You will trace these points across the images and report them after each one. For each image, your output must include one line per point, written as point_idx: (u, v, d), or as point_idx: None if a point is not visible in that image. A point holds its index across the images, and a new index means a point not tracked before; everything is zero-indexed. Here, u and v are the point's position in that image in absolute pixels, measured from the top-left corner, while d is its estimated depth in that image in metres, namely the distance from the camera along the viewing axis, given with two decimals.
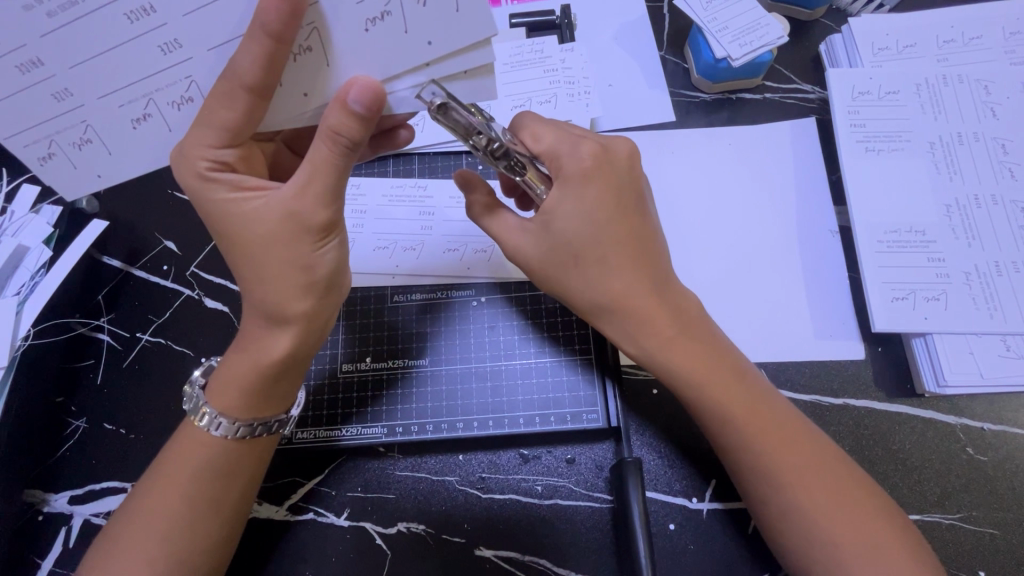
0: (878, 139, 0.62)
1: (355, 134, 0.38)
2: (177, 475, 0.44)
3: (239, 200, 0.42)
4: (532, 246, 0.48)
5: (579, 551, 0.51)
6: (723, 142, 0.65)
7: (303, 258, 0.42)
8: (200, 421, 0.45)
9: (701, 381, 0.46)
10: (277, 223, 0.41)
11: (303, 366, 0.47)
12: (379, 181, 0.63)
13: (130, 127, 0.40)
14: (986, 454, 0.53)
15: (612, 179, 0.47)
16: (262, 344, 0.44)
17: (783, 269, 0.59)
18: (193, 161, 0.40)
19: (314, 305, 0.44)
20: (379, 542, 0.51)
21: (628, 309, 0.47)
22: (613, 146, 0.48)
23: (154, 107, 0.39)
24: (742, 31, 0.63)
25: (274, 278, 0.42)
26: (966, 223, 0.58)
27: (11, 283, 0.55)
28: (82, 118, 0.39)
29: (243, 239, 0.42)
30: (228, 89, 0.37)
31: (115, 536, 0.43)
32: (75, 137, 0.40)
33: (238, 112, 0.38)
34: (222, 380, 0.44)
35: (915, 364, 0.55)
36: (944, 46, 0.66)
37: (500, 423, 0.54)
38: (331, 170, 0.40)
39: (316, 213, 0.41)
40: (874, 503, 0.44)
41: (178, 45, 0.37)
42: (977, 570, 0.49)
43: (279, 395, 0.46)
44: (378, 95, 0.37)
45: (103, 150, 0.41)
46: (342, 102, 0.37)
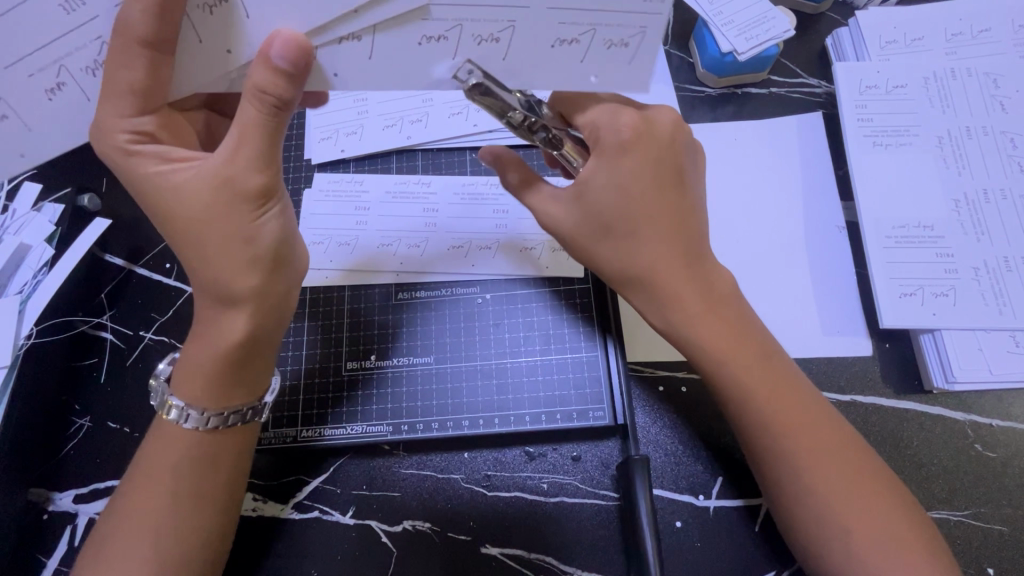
0: (887, 133, 0.61)
1: (283, 92, 0.38)
2: (159, 472, 0.44)
3: (165, 172, 0.41)
4: (564, 215, 0.48)
5: (586, 548, 0.50)
6: (729, 136, 0.64)
7: (244, 228, 0.41)
8: (167, 414, 0.45)
9: (729, 358, 0.46)
10: (211, 193, 0.40)
11: (267, 350, 0.46)
12: (382, 177, 0.63)
13: (94, 103, 0.39)
14: (995, 451, 0.52)
15: (650, 152, 0.45)
16: (217, 326, 0.43)
17: (790, 265, 0.59)
18: (112, 136, 0.40)
19: (262, 279, 0.43)
20: (384, 540, 0.51)
21: (655, 284, 0.46)
22: (658, 117, 0.46)
23: (65, 75, 0.39)
24: (748, 24, 0.62)
25: (216, 251, 0.41)
26: (974, 218, 0.58)
27: (13, 282, 0.55)
28: (43, 92, 0.38)
29: (175, 213, 0.41)
30: (176, 57, 0.37)
31: (108, 536, 0.43)
32: (33, 108, 0.39)
33: (141, 72, 0.38)
34: (184, 370, 0.44)
35: (924, 360, 0.55)
36: (953, 40, 0.65)
37: (505, 421, 0.54)
38: (260, 132, 0.39)
39: (250, 179, 0.40)
40: (891, 496, 0.44)
41: (151, 20, 0.36)
42: (987, 567, 0.49)
43: (248, 383, 0.45)
44: (301, 46, 0.37)
45: (24, 125, 0.40)
46: (263, 58, 0.37)
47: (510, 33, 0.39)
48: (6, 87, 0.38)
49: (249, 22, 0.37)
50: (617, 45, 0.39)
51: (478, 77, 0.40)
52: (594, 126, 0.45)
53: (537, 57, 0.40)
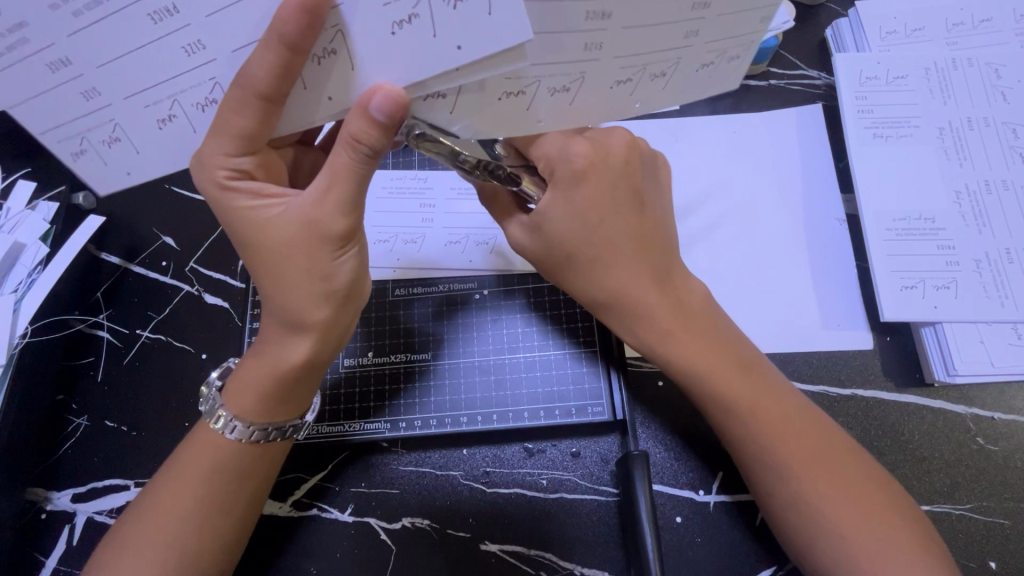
0: (887, 125, 0.61)
1: (375, 142, 0.38)
2: (188, 473, 0.44)
3: (260, 209, 0.42)
4: (529, 244, 0.48)
5: (586, 545, 0.50)
6: (728, 130, 0.64)
7: (320, 267, 0.41)
8: (216, 423, 0.44)
9: (705, 374, 0.46)
10: (297, 232, 0.41)
11: (321, 373, 0.46)
12: (378, 173, 0.62)
13: (156, 126, 0.38)
14: (996, 444, 0.52)
15: (607, 178, 0.45)
16: (280, 350, 0.43)
17: (792, 259, 0.58)
18: (211, 171, 0.41)
19: (331, 314, 0.43)
20: (384, 537, 0.51)
21: (629, 309, 0.47)
22: (607, 141, 0.46)
23: (180, 107, 0.38)
24: None
25: (295, 285, 0.42)
26: (977, 210, 0.57)
27: (9, 279, 0.53)
28: (110, 117, 0.37)
29: (266, 244, 0.42)
30: (241, 96, 0.36)
31: (127, 533, 0.43)
32: (103, 135, 0.38)
33: (248, 119, 0.38)
34: (238, 384, 0.44)
35: (925, 353, 0.54)
36: (954, 29, 0.64)
37: (503, 417, 0.53)
38: (353, 177, 0.39)
39: (336, 222, 0.40)
40: (886, 495, 0.43)
41: (201, 45, 0.35)
42: (987, 560, 0.49)
43: (297, 402, 0.45)
44: (402, 105, 0.36)
45: (130, 148, 0.39)
46: (364, 109, 0.36)
47: (665, 68, 0.39)
48: (116, 117, 0.37)
49: (354, 74, 0.36)
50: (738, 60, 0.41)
51: (420, 128, 0.40)
52: (546, 159, 0.45)
53: (630, 91, 0.41)
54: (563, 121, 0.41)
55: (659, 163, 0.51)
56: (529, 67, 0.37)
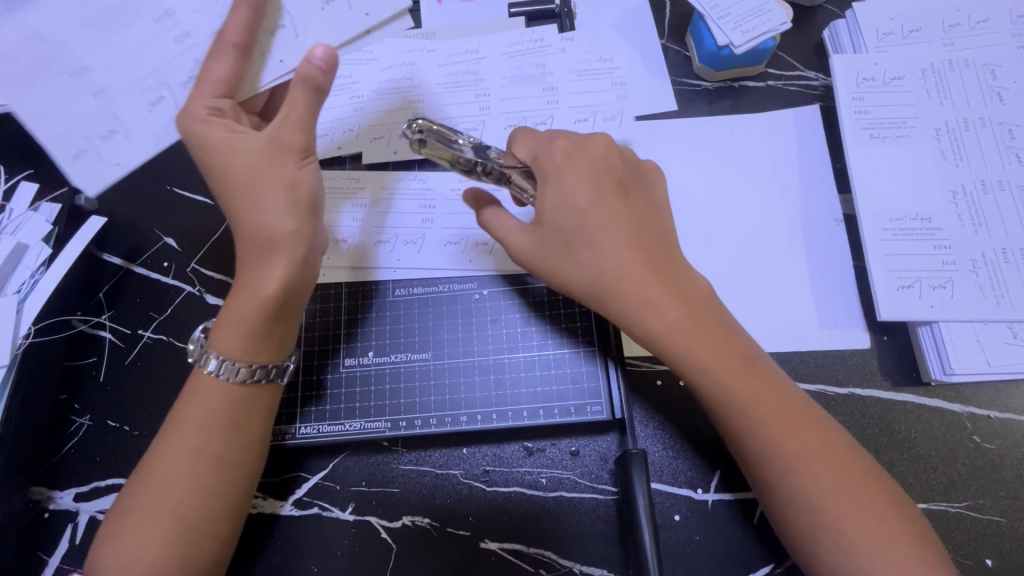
0: (884, 126, 0.61)
1: (322, 80, 0.43)
2: (180, 437, 0.44)
3: (229, 143, 0.43)
4: (527, 241, 0.49)
5: (585, 543, 0.51)
6: (725, 130, 0.64)
7: (288, 176, 0.44)
8: (206, 366, 0.45)
9: (709, 365, 0.45)
10: (262, 150, 0.44)
11: (298, 306, 0.47)
12: (378, 174, 0.63)
13: (148, 109, 0.45)
14: (992, 442, 0.52)
15: (589, 169, 0.48)
16: (259, 282, 0.44)
17: (788, 259, 0.59)
18: (194, 110, 0.43)
19: (299, 223, 0.44)
20: (384, 536, 0.51)
21: (630, 298, 0.46)
22: (590, 142, 0.49)
23: (167, 89, 0.46)
24: (744, 17, 0.62)
25: (267, 199, 0.43)
26: (973, 211, 0.58)
27: (12, 280, 0.54)
28: (109, 109, 0.44)
29: (234, 173, 0.43)
30: (218, 46, 0.43)
31: (128, 506, 0.43)
32: (101, 129, 0.44)
33: (227, 63, 0.44)
34: (224, 322, 0.45)
35: (922, 352, 0.55)
36: (950, 30, 0.65)
37: (503, 415, 0.54)
38: (305, 102, 0.44)
39: (297, 137, 0.44)
40: (884, 493, 0.44)
41: (187, 34, 0.46)
42: (983, 558, 0.49)
43: (283, 332, 0.46)
44: (335, 56, 0.44)
45: (125, 138, 0.45)
46: (304, 59, 0.43)
47: None
48: (115, 109, 0.44)
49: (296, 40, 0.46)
50: None
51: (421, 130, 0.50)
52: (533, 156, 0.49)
53: None
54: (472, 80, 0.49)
55: (649, 165, 0.53)
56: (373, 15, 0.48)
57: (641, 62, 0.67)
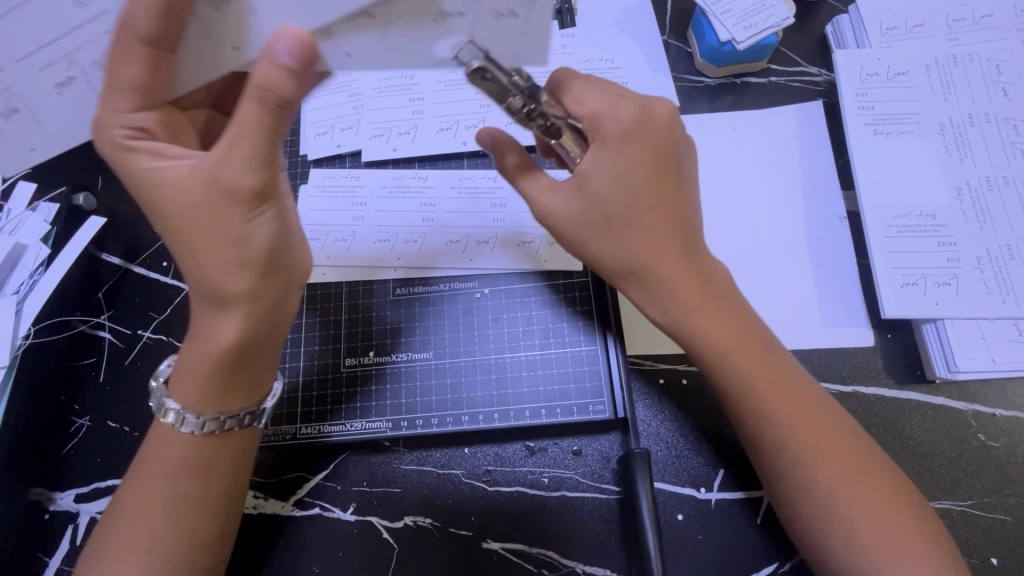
0: (888, 122, 0.61)
1: (289, 92, 0.37)
2: (154, 476, 0.43)
3: (159, 170, 0.41)
4: (564, 206, 0.46)
5: (588, 542, 0.50)
6: (727, 127, 0.63)
7: (235, 230, 0.40)
8: (166, 418, 0.44)
9: (730, 350, 0.46)
10: (201, 191, 0.39)
11: (263, 353, 0.45)
12: (378, 172, 0.62)
13: (53, 91, 0.40)
14: (997, 440, 0.52)
15: (651, 144, 0.45)
16: (212, 332, 0.42)
17: (791, 257, 0.58)
18: (109, 131, 0.40)
19: (255, 284, 0.41)
20: (385, 536, 0.51)
21: (657, 280, 0.46)
22: (655, 107, 0.46)
23: (76, 68, 0.40)
24: (747, 12, 0.61)
25: (216, 259, 0.40)
26: (977, 206, 0.57)
27: (11, 280, 0.54)
28: (4, 84, 0.39)
29: (189, 218, 0.40)
30: (126, 42, 0.37)
31: (104, 540, 0.43)
32: (2, 104, 0.40)
33: (139, 68, 0.38)
34: (179, 374, 0.43)
35: (925, 350, 0.54)
36: (955, 25, 0.64)
37: (505, 415, 0.53)
38: (260, 131, 0.38)
39: (246, 178, 0.39)
40: (892, 484, 0.44)
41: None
42: (989, 557, 0.49)
43: (246, 387, 0.45)
44: (310, 48, 0.36)
45: (31, 119, 0.41)
46: (270, 59, 0.36)
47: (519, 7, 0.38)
48: (11, 83, 0.39)
49: (252, 19, 0.36)
50: (510, 17, 0.38)
51: (475, 57, 0.39)
52: (594, 117, 0.44)
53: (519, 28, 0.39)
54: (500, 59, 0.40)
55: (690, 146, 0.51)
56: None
57: (642, 58, 0.67)
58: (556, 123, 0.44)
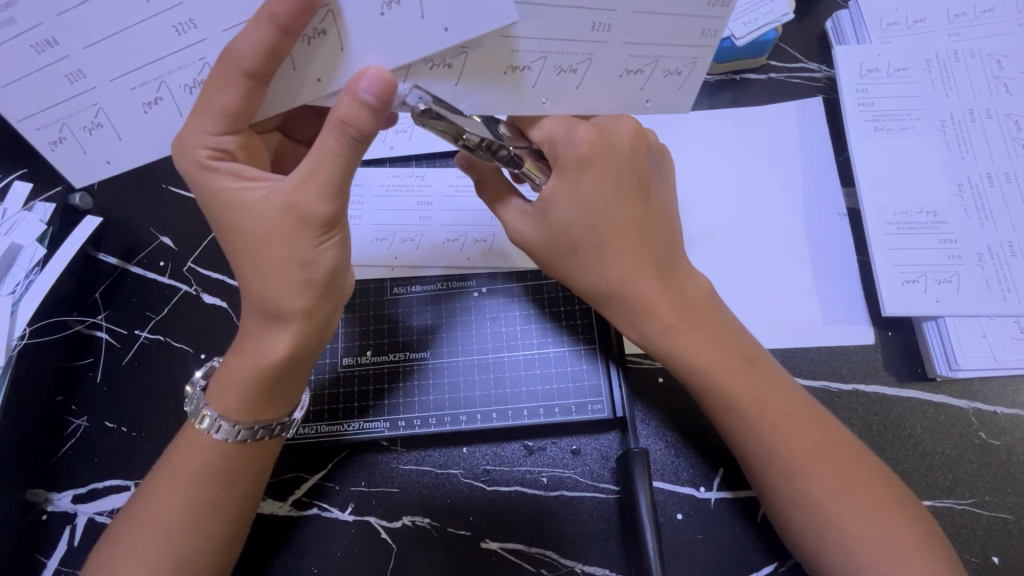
0: (888, 118, 0.60)
1: (365, 126, 0.37)
2: (177, 480, 0.43)
3: (240, 190, 0.40)
4: (532, 230, 0.47)
5: (587, 542, 0.50)
6: (727, 124, 0.63)
7: (303, 255, 0.40)
8: (201, 423, 0.44)
9: (709, 369, 0.45)
10: (277, 217, 0.39)
11: (305, 367, 0.45)
12: (375, 171, 0.62)
13: (141, 110, 0.38)
14: (999, 438, 0.52)
15: (613, 165, 0.44)
16: (262, 345, 0.42)
17: (792, 254, 0.58)
18: (192, 151, 0.39)
19: (310, 303, 0.41)
20: (384, 536, 0.51)
21: (628, 301, 0.46)
22: (615, 127, 0.45)
23: None
24: (747, 8, 0.61)
25: (272, 275, 0.40)
26: (979, 204, 0.57)
27: (7, 280, 0.53)
28: (94, 101, 0.37)
29: (242, 231, 0.40)
30: (226, 73, 0.35)
31: (115, 539, 0.43)
32: (86, 120, 0.38)
33: (235, 97, 0.37)
34: (221, 382, 0.43)
35: (927, 347, 0.54)
36: (955, 21, 0.64)
37: (502, 415, 0.53)
38: (336, 161, 0.38)
39: (318, 206, 0.39)
40: (886, 489, 0.43)
41: (191, 25, 0.35)
42: (990, 555, 0.48)
43: (285, 400, 0.45)
44: (389, 85, 0.36)
45: (77, 148, 0.39)
46: (352, 92, 0.36)
47: (576, 63, 0.39)
48: (100, 100, 0.37)
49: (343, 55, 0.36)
50: (631, 73, 0.41)
51: (427, 103, 0.38)
52: (550, 141, 0.44)
53: (640, 83, 0.41)
54: (565, 104, 0.42)
55: (663, 152, 0.50)
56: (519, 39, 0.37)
57: None
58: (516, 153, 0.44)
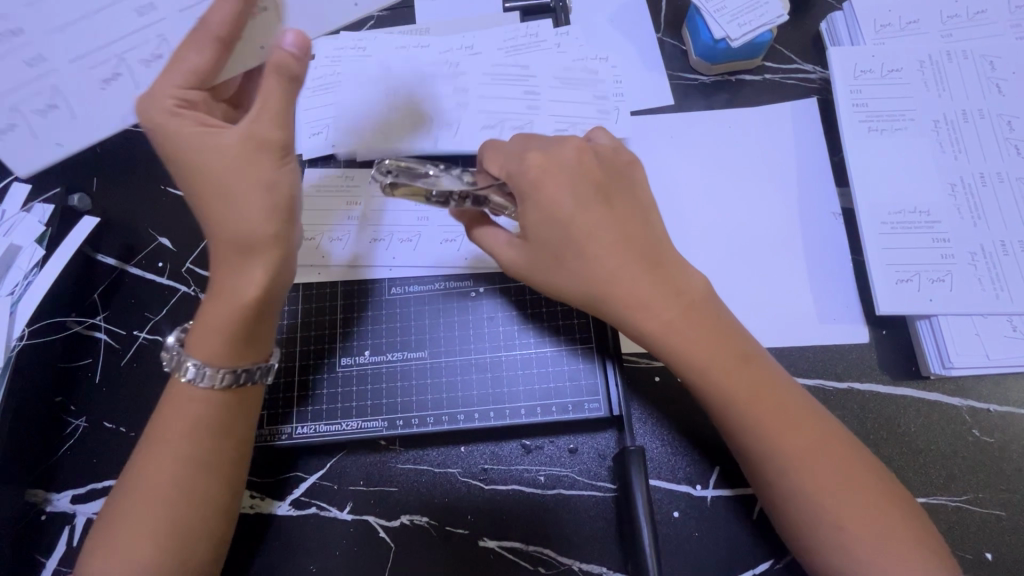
0: (882, 119, 0.61)
1: (300, 73, 0.41)
2: (172, 434, 0.42)
3: (206, 134, 0.41)
4: (517, 251, 0.49)
5: (584, 540, 0.51)
6: (723, 124, 0.63)
7: (269, 177, 0.41)
8: (184, 374, 0.43)
9: (706, 364, 0.45)
10: (241, 146, 0.41)
11: (278, 304, 0.45)
12: (373, 171, 0.62)
13: (101, 88, 0.45)
14: (992, 436, 0.52)
15: (577, 172, 0.47)
16: (236, 284, 0.42)
17: (787, 254, 0.58)
18: (161, 100, 0.41)
19: (280, 230, 0.42)
20: (383, 535, 0.51)
21: (623, 300, 0.46)
22: (566, 143, 0.49)
23: (123, 67, 0.45)
24: (741, 10, 0.61)
25: (247, 206, 0.41)
26: (972, 204, 0.57)
27: (6, 282, 0.55)
28: (51, 83, 0.44)
29: (206, 168, 0.41)
30: (198, 36, 0.41)
31: (121, 501, 0.42)
32: (42, 104, 0.44)
33: (205, 58, 0.41)
34: (202, 328, 0.43)
35: (920, 345, 0.54)
36: (948, 22, 0.64)
37: (500, 414, 0.53)
38: (283, 105, 0.42)
39: (276, 134, 0.42)
40: (880, 485, 0.44)
41: (150, 8, 0.44)
42: (983, 552, 0.49)
43: (262, 341, 0.45)
44: (309, 39, 0.41)
45: (30, 134, 0.44)
46: (277, 48, 0.40)
47: None
48: (58, 83, 0.44)
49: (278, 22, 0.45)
50: None
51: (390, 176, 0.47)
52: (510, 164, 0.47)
53: None
54: None
55: (638, 159, 0.52)
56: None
57: (637, 58, 0.67)
58: (483, 193, 0.49)
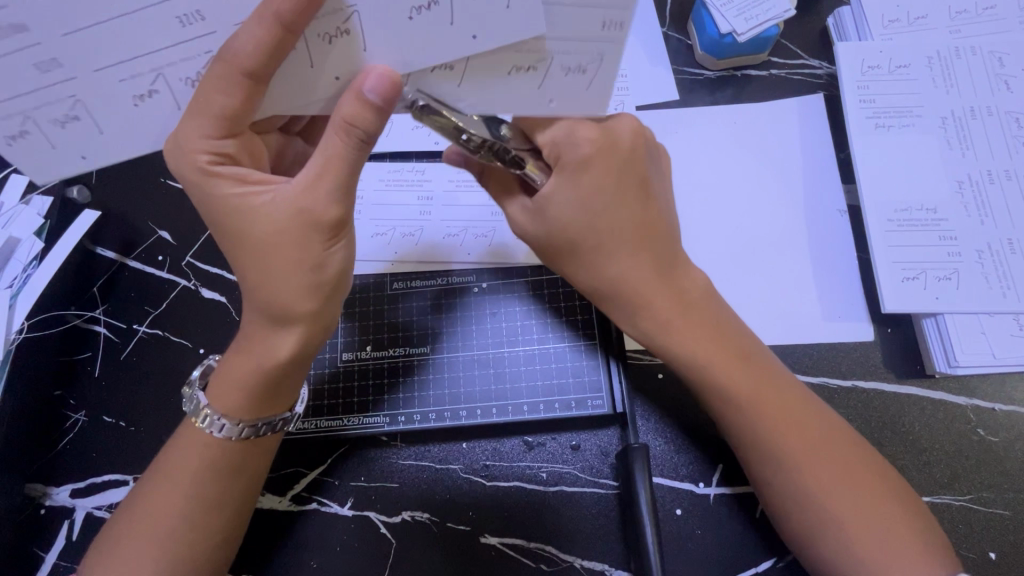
0: (889, 115, 0.60)
1: (369, 125, 0.37)
2: (177, 477, 0.43)
3: (244, 196, 0.40)
4: (532, 228, 0.47)
5: (587, 537, 0.50)
6: (730, 120, 0.63)
7: (313, 258, 0.40)
8: (200, 422, 0.43)
9: (705, 366, 0.46)
10: (286, 221, 0.39)
11: (310, 366, 0.45)
12: (375, 165, 0.62)
13: (131, 103, 0.36)
14: (997, 435, 0.52)
15: (615, 163, 0.44)
16: (267, 347, 0.42)
17: (792, 251, 0.58)
18: (192, 156, 0.38)
19: (319, 304, 0.42)
20: (384, 531, 0.51)
21: (629, 300, 0.46)
22: (618, 128, 0.45)
23: (161, 84, 0.36)
24: (747, 5, 0.61)
25: (277, 277, 0.40)
26: (979, 201, 0.57)
27: (5, 274, 0.54)
28: (72, 92, 0.34)
29: (250, 238, 0.40)
30: (226, 73, 0.34)
31: (120, 537, 0.42)
32: (59, 113, 0.35)
33: (236, 99, 0.36)
34: (221, 382, 0.43)
35: (926, 345, 0.54)
36: (957, 18, 0.64)
37: (502, 411, 0.53)
38: (343, 163, 0.38)
39: (327, 209, 0.39)
40: (885, 485, 0.43)
41: (200, 18, 0.33)
42: (987, 551, 0.49)
43: (288, 397, 0.45)
44: (395, 86, 0.35)
45: (45, 143, 0.36)
46: (358, 92, 0.36)
47: (587, 63, 0.37)
48: (78, 93, 0.34)
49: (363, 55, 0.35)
50: (574, 71, 0.38)
51: (422, 100, 0.38)
52: (554, 145, 0.43)
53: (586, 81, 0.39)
54: (573, 105, 0.41)
55: (662, 153, 0.50)
56: (548, 39, 0.36)
57: (641, 51, 0.66)
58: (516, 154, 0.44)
